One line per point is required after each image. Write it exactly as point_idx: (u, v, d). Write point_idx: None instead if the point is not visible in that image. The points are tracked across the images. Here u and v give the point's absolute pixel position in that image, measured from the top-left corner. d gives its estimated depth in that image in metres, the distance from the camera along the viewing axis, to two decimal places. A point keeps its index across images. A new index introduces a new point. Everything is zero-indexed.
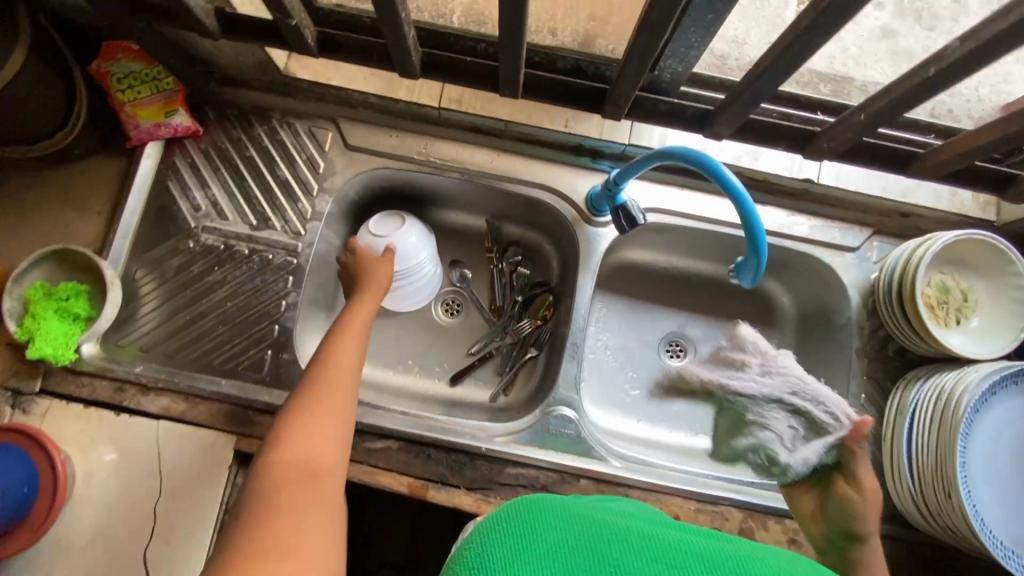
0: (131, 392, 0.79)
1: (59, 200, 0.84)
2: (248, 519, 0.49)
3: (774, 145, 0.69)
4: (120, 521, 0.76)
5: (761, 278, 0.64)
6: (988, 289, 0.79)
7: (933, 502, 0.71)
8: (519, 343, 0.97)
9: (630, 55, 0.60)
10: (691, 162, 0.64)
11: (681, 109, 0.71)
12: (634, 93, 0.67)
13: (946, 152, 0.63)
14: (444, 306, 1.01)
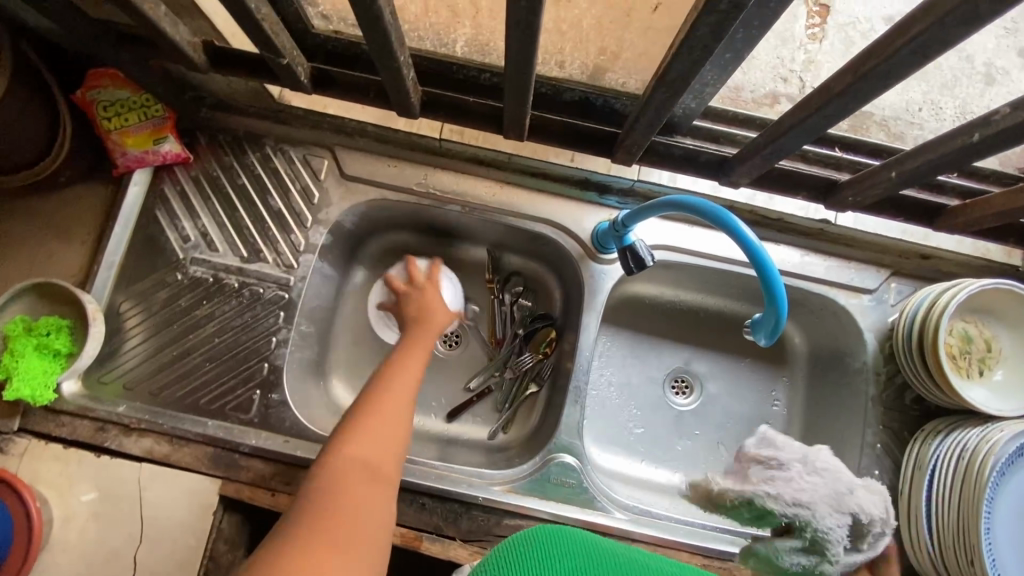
0: (113, 432, 0.76)
1: (43, 228, 0.81)
2: (315, 508, 0.54)
3: (793, 192, 0.65)
4: (98, 570, 0.72)
5: (777, 338, 0.60)
6: (1013, 340, 0.75)
7: (954, 567, 0.68)
8: (519, 379, 0.93)
9: (642, 100, 0.56)
10: (704, 210, 0.60)
11: (695, 154, 0.67)
12: (647, 141, 0.63)
13: (965, 210, 0.60)
14: (443, 338, 0.97)
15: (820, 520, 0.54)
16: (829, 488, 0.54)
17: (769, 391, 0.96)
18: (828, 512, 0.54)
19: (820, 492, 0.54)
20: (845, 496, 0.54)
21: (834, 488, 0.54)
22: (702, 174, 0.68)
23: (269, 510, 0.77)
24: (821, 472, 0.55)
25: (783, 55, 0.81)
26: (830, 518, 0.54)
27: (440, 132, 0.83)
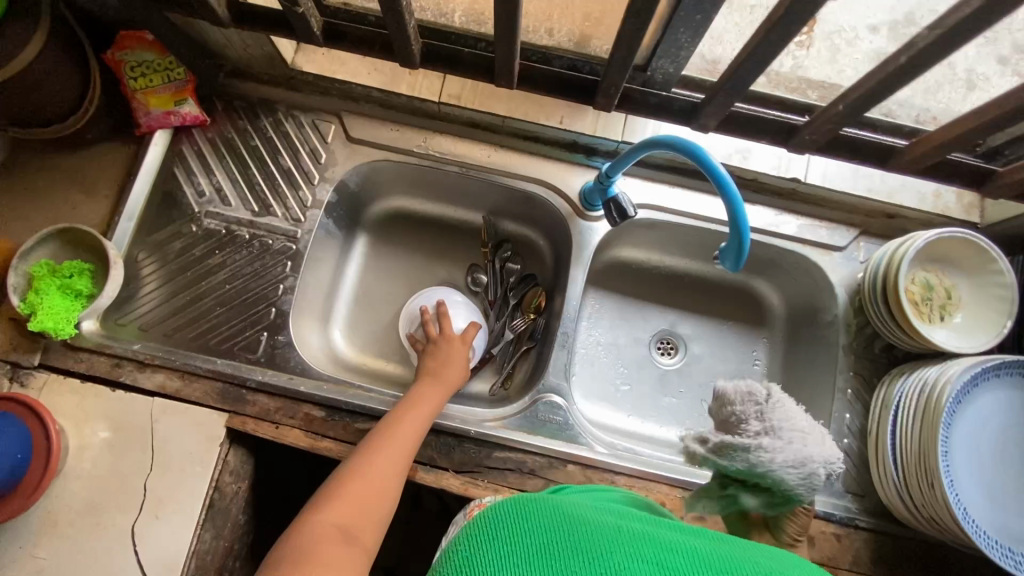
0: (129, 368, 0.81)
1: (66, 181, 0.87)
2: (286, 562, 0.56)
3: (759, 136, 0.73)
4: (111, 496, 0.77)
5: (743, 264, 0.66)
6: (975, 287, 0.80)
7: (917, 493, 0.72)
8: (516, 339, 0.98)
9: (620, 47, 0.63)
10: (677, 150, 0.67)
11: (669, 102, 0.74)
12: (623, 81, 0.69)
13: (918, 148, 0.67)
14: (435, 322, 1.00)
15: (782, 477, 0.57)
16: (789, 453, 0.56)
17: (750, 351, 1.01)
18: (790, 471, 0.57)
19: (782, 457, 0.56)
20: (799, 454, 0.57)
21: (793, 451, 0.57)
22: (676, 123, 0.75)
23: (273, 444, 0.82)
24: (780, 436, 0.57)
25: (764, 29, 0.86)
26: (791, 475, 0.57)
27: (440, 95, 0.88)
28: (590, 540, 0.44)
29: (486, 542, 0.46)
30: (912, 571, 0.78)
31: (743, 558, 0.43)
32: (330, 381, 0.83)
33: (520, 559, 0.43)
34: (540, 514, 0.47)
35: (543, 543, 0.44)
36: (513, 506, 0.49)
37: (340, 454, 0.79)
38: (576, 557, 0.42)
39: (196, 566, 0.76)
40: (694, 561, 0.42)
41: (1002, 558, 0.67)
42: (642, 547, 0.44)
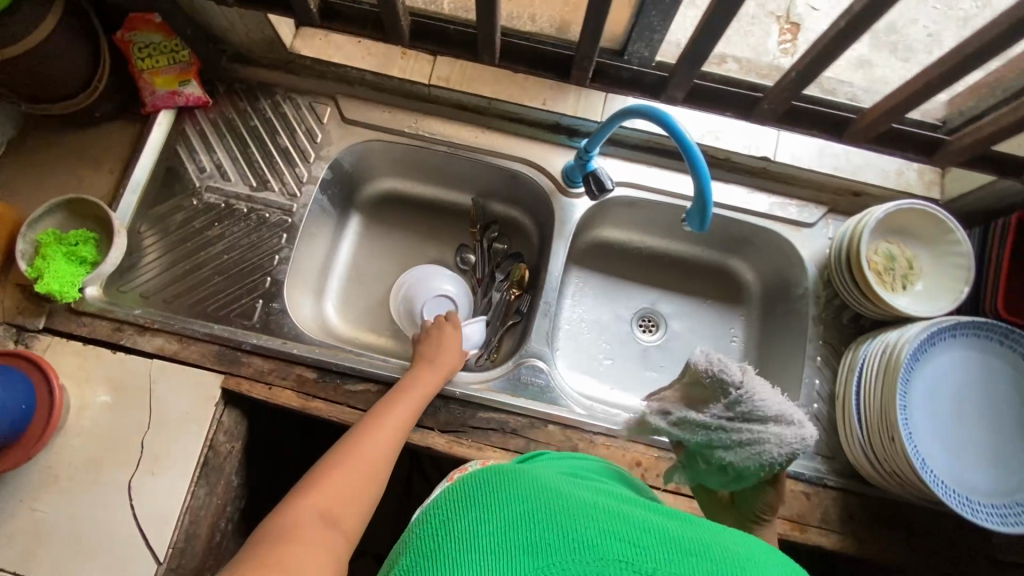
0: (129, 332, 0.85)
1: (74, 157, 0.91)
2: (266, 544, 0.56)
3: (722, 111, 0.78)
4: (110, 452, 0.80)
5: (707, 225, 0.71)
6: (935, 256, 0.84)
7: (880, 448, 0.76)
8: (503, 312, 1.02)
9: (592, 23, 0.68)
10: (645, 116, 0.72)
11: (641, 76, 0.78)
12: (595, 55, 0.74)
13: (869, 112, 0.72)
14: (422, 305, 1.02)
15: (737, 457, 0.62)
16: (745, 437, 0.61)
17: (728, 328, 1.05)
18: (745, 454, 0.62)
19: (739, 440, 0.62)
20: (757, 438, 0.61)
21: (751, 435, 0.61)
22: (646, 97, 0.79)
23: (266, 406, 0.85)
24: (750, 427, 0.61)
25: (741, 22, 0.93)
26: (745, 459, 0.62)
27: (430, 78, 0.92)
28: (565, 514, 0.43)
29: (463, 509, 0.45)
30: (875, 526, 0.82)
31: (715, 544, 0.43)
32: (322, 346, 0.87)
33: (491, 529, 0.43)
34: (519, 487, 0.46)
35: (519, 516, 0.43)
36: (493, 476, 0.47)
37: (330, 414, 0.83)
38: (547, 531, 0.42)
39: (190, 521, 0.80)
40: (666, 542, 0.42)
41: (958, 506, 0.70)
42: (616, 524, 0.43)
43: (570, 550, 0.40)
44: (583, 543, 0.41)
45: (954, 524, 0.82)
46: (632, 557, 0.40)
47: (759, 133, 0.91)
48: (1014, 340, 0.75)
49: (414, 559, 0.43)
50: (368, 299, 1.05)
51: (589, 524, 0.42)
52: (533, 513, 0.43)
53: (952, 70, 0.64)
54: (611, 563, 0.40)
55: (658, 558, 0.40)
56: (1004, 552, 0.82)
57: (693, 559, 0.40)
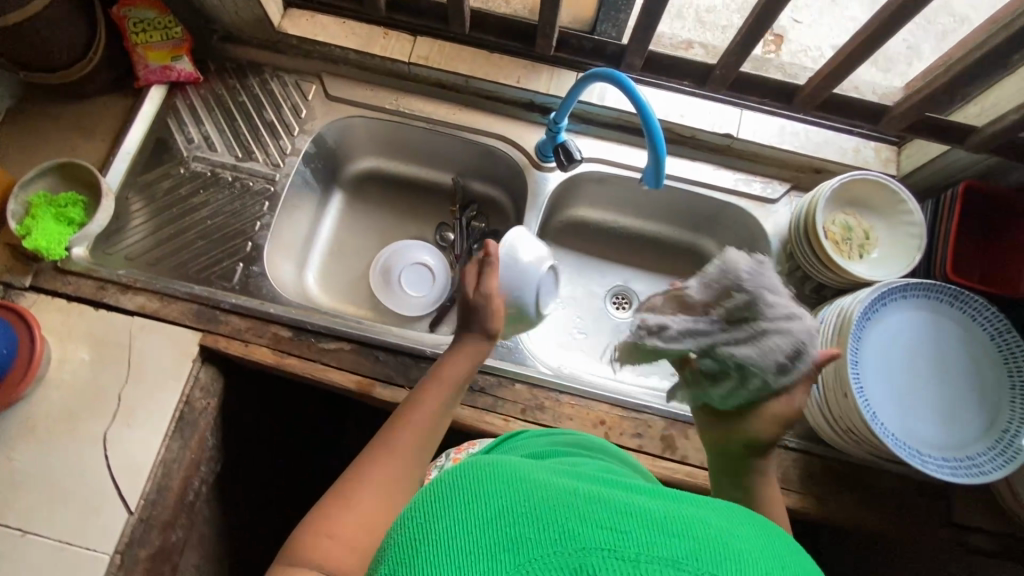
0: (112, 290, 0.87)
1: (67, 127, 0.95)
2: None
3: (681, 78, 0.93)
4: (87, 404, 0.82)
5: (662, 182, 0.75)
6: (890, 226, 0.88)
7: (835, 406, 0.78)
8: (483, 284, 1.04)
9: None
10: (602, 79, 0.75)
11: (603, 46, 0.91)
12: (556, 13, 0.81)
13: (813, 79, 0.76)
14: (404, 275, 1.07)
15: (743, 355, 0.61)
16: (750, 334, 0.61)
17: None
18: (752, 351, 0.60)
19: (748, 338, 0.61)
20: (766, 333, 0.60)
21: (755, 330, 0.60)
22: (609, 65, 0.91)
23: (243, 364, 0.88)
24: (756, 322, 0.60)
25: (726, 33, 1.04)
26: (751, 356, 0.60)
27: (410, 57, 0.97)
28: (540, 506, 0.36)
29: (431, 510, 0.38)
30: (834, 486, 0.84)
31: (699, 519, 0.37)
32: (298, 306, 0.90)
33: (465, 532, 0.35)
34: (489, 476, 0.39)
35: (496, 510, 0.36)
36: (464, 468, 0.41)
37: (302, 371, 0.85)
38: (525, 527, 0.35)
39: (163, 472, 0.81)
40: (652, 524, 0.35)
41: (912, 460, 0.72)
42: (597, 508, 0.36)
43: (549, 543, 0.34)
44: (563, 534, 0.34)
45: (911, 486, 0.84)
46: (616, 544, 0.34)
47: (722, 111, 0.95)
48: (963, 301, 0.77)
49: (386, 575, 0.36)
50: (349, 272, 1.08)
51: (568, 513, 0.35)
52: (506, 506, 0.36)
53: (882, 34, 0.69)
54: (595, 554, 0.33)
55: (643, 540, 0.34)
56: (962, 516, 0.83)
57: (680, 540, 0.34)
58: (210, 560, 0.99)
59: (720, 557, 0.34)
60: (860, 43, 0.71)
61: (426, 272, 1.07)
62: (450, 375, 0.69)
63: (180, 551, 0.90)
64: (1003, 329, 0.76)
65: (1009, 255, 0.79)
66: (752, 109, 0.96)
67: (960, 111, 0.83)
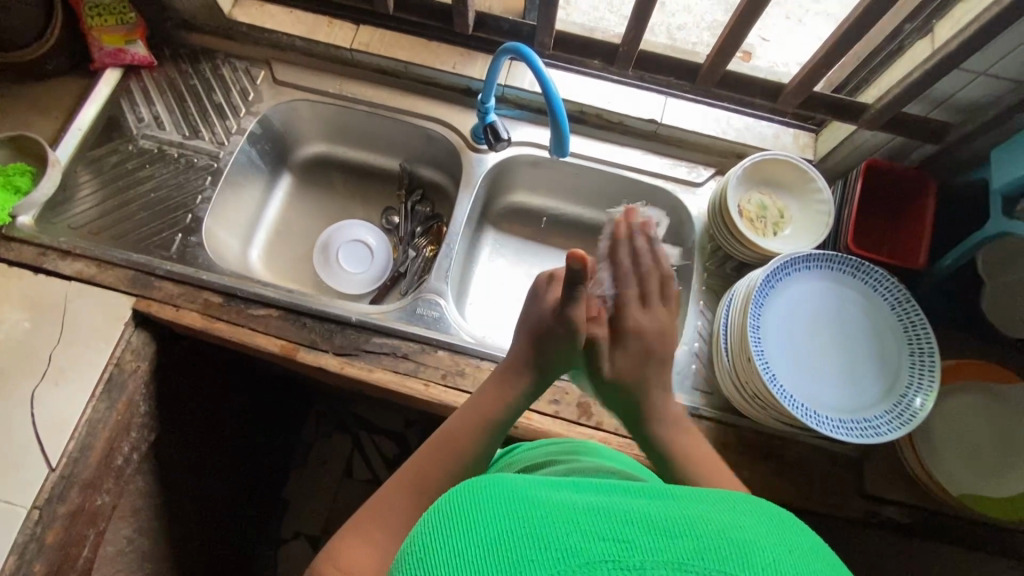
0: (52, 257, 0.90)
1: (23, 105, 0.99)
2: None
3: (591, 57, 0.97)
4: (18, 362, 0.84)
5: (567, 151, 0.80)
6: (802, 206, 0.91)
7: (740, 372, 0.79)
8: (424, 265, 1.07)
9: None
10: (510, 53, 0.81)
11: (519, 29, 0.97)
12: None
13: (708, 55, 0.82)
14: (343, 253, 1.10)
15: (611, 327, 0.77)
16: None
17: None
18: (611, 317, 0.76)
19: None
20: None
21: None
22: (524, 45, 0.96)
23: (177, 330, 0.90)
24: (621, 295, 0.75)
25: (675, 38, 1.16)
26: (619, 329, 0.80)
27: (352, 43, 1.02)
28: (543, 523, 0.34)
29: (433, 538, 0.36)
30: (747, 455, 0.85)
31: (700, 517, 0.35)
32: (232, 275, 0.93)
33: (470, 564, 0.33)
34: (487, 497, 0.37)
35: (498, 539, 0.34)
36: (460, 499, 0.38)
37: (232, 335, 0.88)
38: (533, 550, 0.33)
39: (87, 431, 0.83)
40: (650, 526, 0.34)
41: (814, 424, 0.73)
42: (596, 517, 0.35)
43: (554, 562, 0.32)
44: (565, 551, 0.33)
45: (825, 458, 0.85)
46: (619, 555, 0.32)
47: (648, 99, 1.00)
48: (864, 272, 0.80)
49: None
50: (294, 252, 1.12)
51: (569, 528, 0.34)
52: (509, 529, 0.35)
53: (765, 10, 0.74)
54: (598, 567, 0.32)
55: (645, 547, 0.33)
56: (876, 489, 0.84)
57: (681, 540, 0.33)
58: (143, 532, 0.99)
59: (726, 551, 0.33)
60: (747, 22, 0.76)
61: (368, 252, 1.11)
62: (482, 409, 0.65)
63: (105, 517, 0.90)
64: (903, 300, 0.79)
65: (911, 233, 0.82)
66: (676, 98, 1.01)
67: (862, 94, 0.87)
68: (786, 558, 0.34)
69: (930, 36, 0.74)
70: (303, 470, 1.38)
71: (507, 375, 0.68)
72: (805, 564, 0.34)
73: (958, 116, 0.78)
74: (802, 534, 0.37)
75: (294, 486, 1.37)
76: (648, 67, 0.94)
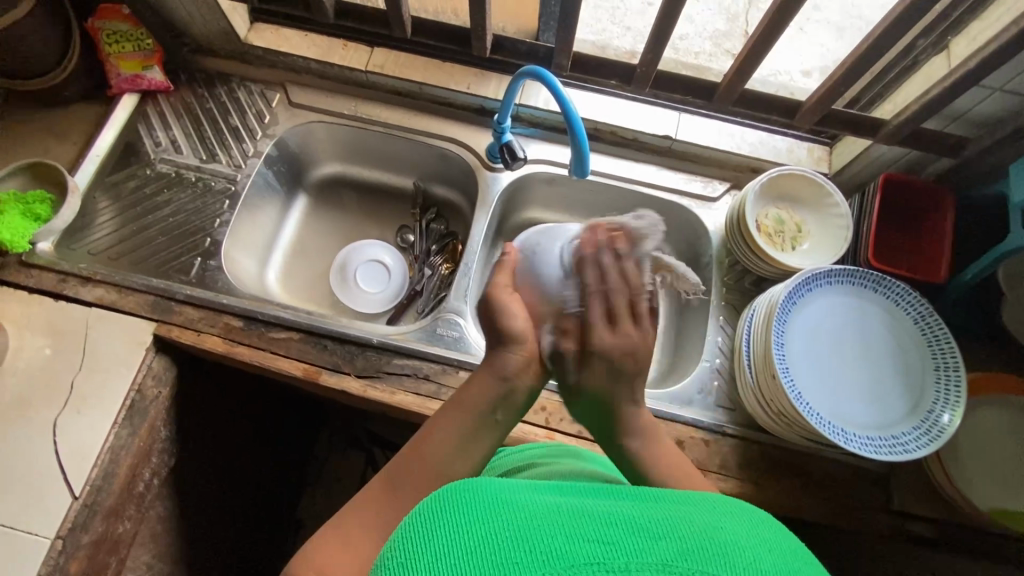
0: (72, 283, 0.90)
1: (43, 132, 1.00)
2: None
3: (609, 77, 0.97)
4: (40, 390, 0.84)
5: (587, 170, 0.81)
6: (820, 220, 0.92)
7: (765, 389, 0.79)
8: (441, 285, 1.07)
9: None
10: (528, 75, 0.81)
11: (536, 51, 0.97)
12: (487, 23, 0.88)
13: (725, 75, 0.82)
14: (358, 277, 1.10)
15: None
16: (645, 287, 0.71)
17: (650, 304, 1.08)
18: None
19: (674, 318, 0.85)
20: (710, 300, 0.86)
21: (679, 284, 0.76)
22: (541, 66, 0.97)
23: (197, 355, 0.90)
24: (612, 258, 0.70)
25: (688, 52, 1.16)
26: None
27: (367, 66, 1.03)
28: (526, 528, 0.37)
29: (419, 543, 0.38)
30: (772, 473, 0.84)
31: (681, 518, 0.38)
32: (251, 298, 0.93)
33: (461, 564, 0.35)
34: (467, 502, 0.40)
35: (486, 540, 0.37)
36: (448, 499, 0.40)
37: (252, 360, 0.88)
38: (516, 554, 0.35)
39: (109, 459, 0.83)
40: (634, 528, 0.37)
41: (841, 441, 0.72)
42: (579, 522, 0.37)
43: (538, 564, 0.35)
44: (551, 554, 0.35)
45: (851, 473, 0.85)
46: (606, 557, 0.35)
47: (662, 115, 1.01)
48: (886, 287, 0.80)
49: None
50: (310, 271, 1.12)
51: (555, 531, 0.37)
52: (493, 532, 0.37)
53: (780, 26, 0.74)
54: (583, 569, 0.34)
55: (629, 550, 0.35)
56: (903, 504, 0.83)
57: (665, 541, 0.36)
58: (161, 557, 0.98)
59: (706, 552, 0.36)
60: (763, 43, 0.77)
61: (384, 274, 1.11)
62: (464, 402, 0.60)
63: (127, 543, 0.90)
64: (926, 314, 0.79)
65: (931, 247, 0.83)
66: (690, 114, 1.01)
67: (877, 109, 0.88)
68: (767, 557, 0.37)
69: (946, 53, 0.74)
70: (318, 489, 1.37)
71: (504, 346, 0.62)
72: (782, 562, 0.37)
73: (974, 130, 0.78)
74: (782, 535, 0.40)
75: (308, 505, 1.36)
76: (666, 86, 0.95)
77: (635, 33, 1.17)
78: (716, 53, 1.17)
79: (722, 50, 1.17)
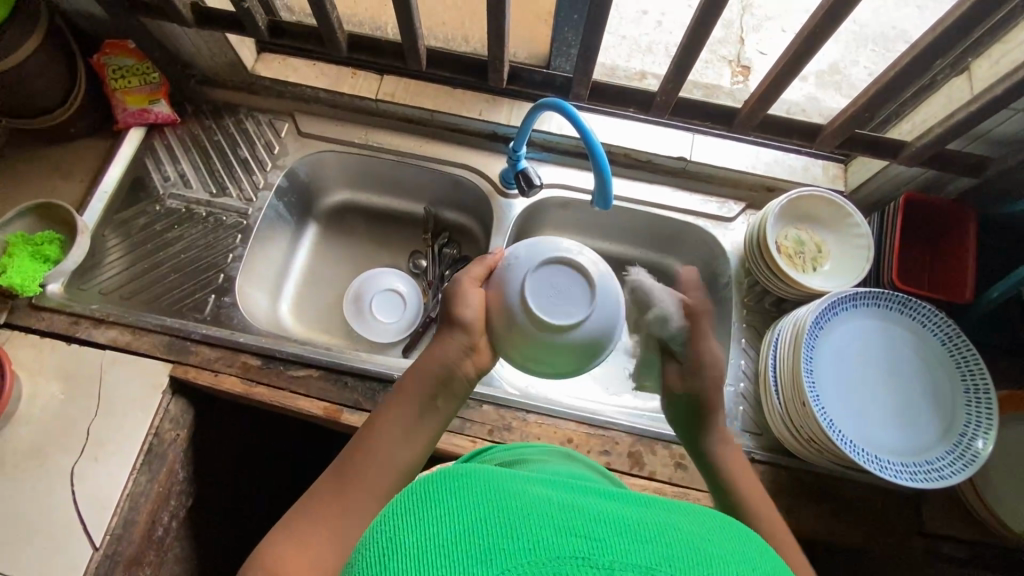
0: (85, 325, 0.88)
1: (50, 170, 0.99)
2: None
3: (626, 105, 0.94)
4: (55, 437, 0.82)
5: (610, 204, 0.80)
6: (840, 241, 0.91)
7: (795, 416, 0.78)
8: None
9: (490, 12, 0.79)
10: (548, 107, 0.81)
11: (552, 79, 0.96)
12: (504, 54, 0.88)
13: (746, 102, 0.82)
14: (373, 306, 1.09)
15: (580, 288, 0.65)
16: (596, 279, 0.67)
17: None
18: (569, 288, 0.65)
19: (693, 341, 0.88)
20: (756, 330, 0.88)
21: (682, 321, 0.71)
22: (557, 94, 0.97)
23: (213, 394, 0.89)
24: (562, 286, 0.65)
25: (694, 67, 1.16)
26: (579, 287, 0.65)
27: (377, 94, 1.02)
28: (514, 514, 0.35)
29: (400, 523, 0.36)
30: (803, 498, 0.83)
31: (671, 524, 0.36)
32: (267, 335, 0.91)
33: (443, 540, 0.34)
34: (458, 487, 0.38)
35: (474, 526, 0.34)
36: (442, 482, 0.39)
37: (271, 399, 0.86)
38: (498, 539, 0.34)
39: (129, 505, 0.81)
40: (621, 527, 0.35)
41: (875, 469, 0.72)
42: (566, 513, 0.35)
43: (520, 550, 0.33)
44: (533, 543, 0.33)
45: (882, 495, 0.84)
46: (587, 554, 0.33)
47: (674, 136, 1.01)
48: (912, 308, 0.80)
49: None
50: (323, 300, 1.10)
51: (542, 521, 0.34)
52: (480, 519, 0.35)
53: (801, 53, 0.74)
54: (565, 561, 0.32)
55: (614, 546, 0.33)
56: (935, 524, 0.83)
57: (651, 544, 0.34)
58: None
59: (691, 560, 0.33)
60: (784, 70, 0.77)
61: (398, 303, 1.10)
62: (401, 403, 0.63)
63: None
64: (953, 334, 0.78)
65: (955, 266, 0.82)
66: (703, 134, 1.01)
67: (895, 128, 0.87)
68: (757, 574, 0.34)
69: (966, 75, 0.75)
70: None
71: (449, 334, 0.66)
72: None
73: (994, 150, 0.79)
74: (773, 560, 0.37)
75: None
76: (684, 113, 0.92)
77: (637, 48, 1.16)
78: (713, 61, 1.17)
79: (725, 61, 1.17)
